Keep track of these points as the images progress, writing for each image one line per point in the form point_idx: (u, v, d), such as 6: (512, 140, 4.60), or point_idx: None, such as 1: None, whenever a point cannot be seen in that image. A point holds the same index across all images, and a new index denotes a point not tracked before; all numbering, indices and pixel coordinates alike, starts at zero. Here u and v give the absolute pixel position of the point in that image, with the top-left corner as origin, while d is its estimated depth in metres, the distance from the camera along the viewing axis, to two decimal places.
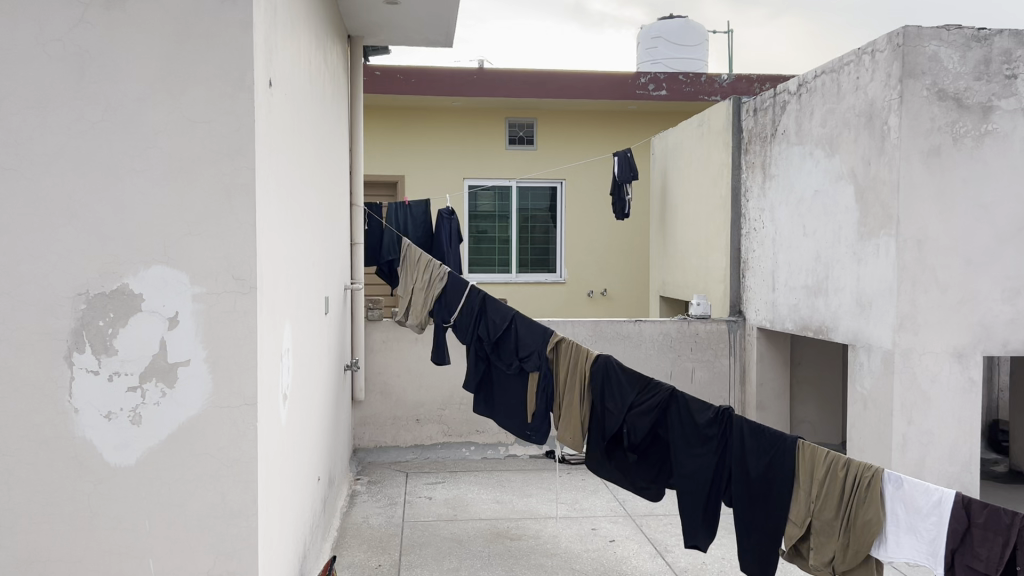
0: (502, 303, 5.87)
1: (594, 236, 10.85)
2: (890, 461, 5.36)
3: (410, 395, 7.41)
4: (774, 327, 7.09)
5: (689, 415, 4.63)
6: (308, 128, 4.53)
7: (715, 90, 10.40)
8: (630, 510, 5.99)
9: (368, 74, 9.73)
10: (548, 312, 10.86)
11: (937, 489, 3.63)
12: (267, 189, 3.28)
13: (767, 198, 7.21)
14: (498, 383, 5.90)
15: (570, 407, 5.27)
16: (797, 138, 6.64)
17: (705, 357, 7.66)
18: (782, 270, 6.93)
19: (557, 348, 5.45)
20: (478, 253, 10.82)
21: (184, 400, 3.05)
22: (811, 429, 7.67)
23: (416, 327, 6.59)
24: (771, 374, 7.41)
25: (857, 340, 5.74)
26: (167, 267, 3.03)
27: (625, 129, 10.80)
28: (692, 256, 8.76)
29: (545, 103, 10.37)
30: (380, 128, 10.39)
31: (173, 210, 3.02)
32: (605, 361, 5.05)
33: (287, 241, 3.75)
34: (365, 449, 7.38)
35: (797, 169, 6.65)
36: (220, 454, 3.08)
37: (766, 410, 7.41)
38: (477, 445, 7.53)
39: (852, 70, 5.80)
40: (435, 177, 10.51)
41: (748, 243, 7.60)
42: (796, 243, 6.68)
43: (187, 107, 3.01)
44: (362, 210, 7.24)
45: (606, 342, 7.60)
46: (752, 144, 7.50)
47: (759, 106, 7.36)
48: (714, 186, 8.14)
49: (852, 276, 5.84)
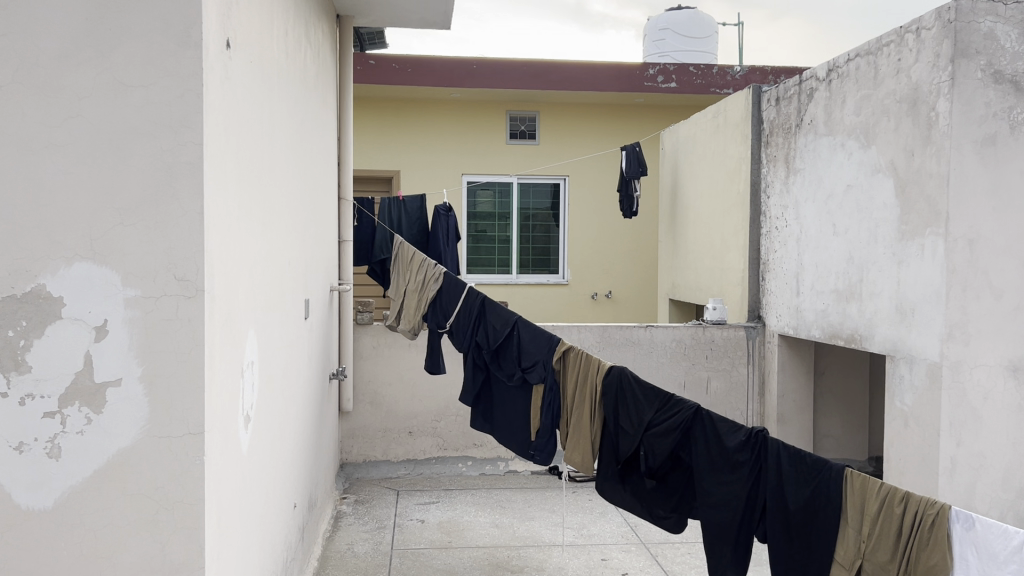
0: (503, 306, 5.30)
1: (599, 236, 10.28)
2: (936, 486, 4.80)
3: (402, 406, 6.85)
4: (798, 334, 6.52)
5: (718, 439, 4.06)
6: (284, 110, 3.97)
7: (728, 82, 9.83)
8: (644, 537, 5.43)
9: (362, 62, 9.16)
10: (550, 317, 10.28)
11: (1019, 532, 3.02)
12: (222, 172, 2.70)
13: (791, 193, 6.65)
14: (500, 394, 5.34)
15: (579, 424, 4.71)
16: (827, 128, 6.08)
17: (722, 366, 7.10)
18: (808, 273, 6.36)
19: (563, 358, 4.86)
20: (477, 253, 10.25)
21: (114, 427, 2.48)
22: (835, 444, 7.11)
23: (409, 333, 6.02)
24: (792, 386, 6.87)
25: (897, 351, 5.18)
26: (93, 265, 2.45)
27: (632, 123, 10.23)
28: (705, 257, 8.18)
29: (549, 96, 9.81)
30: (374, 120, 9.82)
31: (102, 195, 2.44)
32: (620, 373, 4.49)
33: (251, 235, 3.17)
34: (353, 463, 6.82)
35: (826, 162, 6.09)
36: (158, 495, 2.50)
37: (787, 424, 6.86)
38: (475, 460, 6.95)
39: (893, 51, 5.23)
40: (432, 172, 9.94)
41: (769, 243, 7.03)
42: (825, 243, 6.12)
43: (118, 67, 2.44)
44: (351, 205, 6.69)
45: (614, 350, 7.04)
46: (774, 135, 6.93)
47: (782, 94, 6.79)
48: (731, 181, 7.57)
49: (890, 279, 5.27)
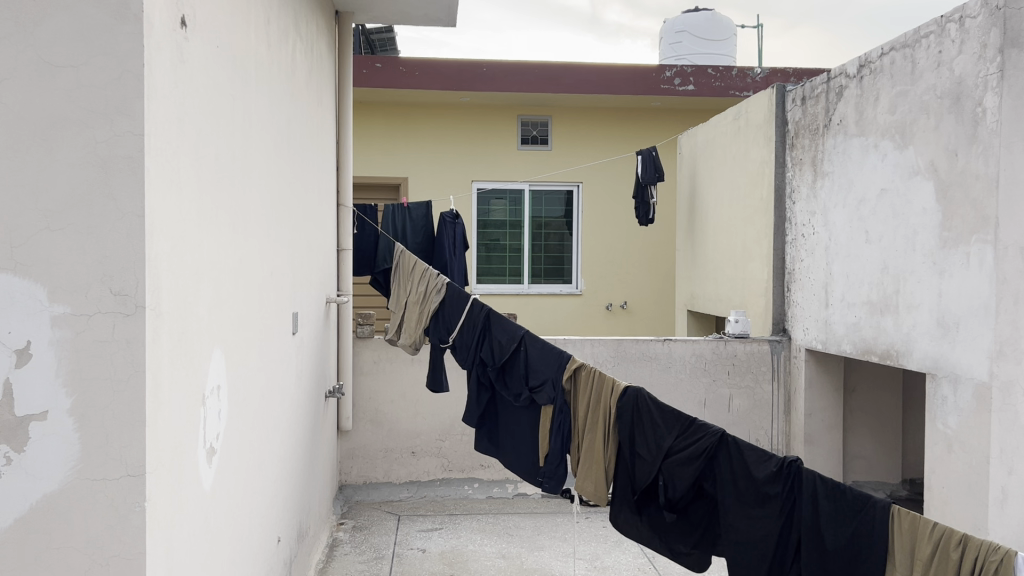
0: (510, 320, 4.91)
1: (614, 245, 9.87)
2: (986, 520, 4.35)
3: (405, 424, 6.47)
4: (828, 349, 6.10)
5: (746, 470, 3.66)
6: (264, 109, 3.60)
7: (747, 85, 9.44)
8: (662, 571, 5.01)
9: (368, 66, 8.81)
10: (563, 329, 9.86)
11: None
12: (174, 170, 2.34)
13: (819, 198, 6.23)
14: (506, 414, 4.95)
15: (591, 449, 4.30)
16: (859, 129, 5.66)
17: (745, 383, 6.68)
18: (838, 284, 5.94)
19: (573, 377, 4.46)
20: (488, 262, 9.86)
21: (40, 468, 2.10)
22: (866, 466, 6.67)
23: (410, 348, 5.64)
24: (820, 404, 6.44)
25: (939, 368, 4.75)
26: (13, 278, 2.08)
27: (648, 127, 9.84)
28: (725, 266, 7.76)
29: (562, 100, 9.44)
30: (380, 126, 9.49)
31: (25, 193, 2.07)
32: (636, 395, 4.09)
33: (217, 242, 2.80)
34: (353, 485, 6.44)
35: (858, 165, 5.68)
36: (90, 548, 2.12)
37: (815, 445, 6.44)
38: (482, 482, 6.55)
39: (933, 42, 4.82)
40: (441, 179, 9.58)
41: (794, 251, 6.61)
42: (856, 252, 5.70)
43: (44, 45, 2.07)
44: (351, 212, 6.33)
45: (630, 365, 6.63)
46: (800, 137, 6.52)
47: (809, 93, 6.38)
48: (753, 186, 7.15)
49: (931, 291, 4.84)
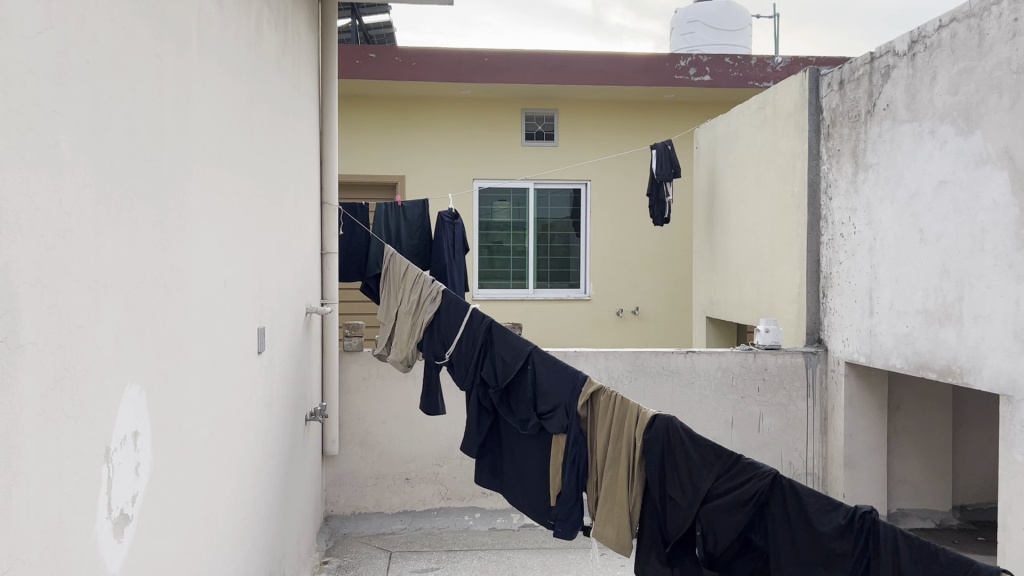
0: (516, 333, 4.25)
1: (625, 246, 9.18)
2: None
3: (398, 447, 5.80)
4: (874, 362, 5.42)
5: (807, 520, 3.02)
6: (215, 82, 2.93)
7: (768, 75, 8.75)
8: None
9: (362, 56, 8.16)
10: (572, 337, 9.17)
11: None
12: (44, 144, 1.67)
13: (861, 193, 5.56)
14: (511, 442, 4.28)
15: (612, 488, 3.62)
16: (910, 113, 4.98)
17: (776, 400, 6.04)
18: (885, 290, 5.27)
19: (590, 402, 3.79)
20: (490, 266, 9.18)
21: None
22: (912, 492, 5.98)
23: (403, 365, 4.96)
24: (861, 424, 5.76)
25: (1017, 389, 4.07)
26: None
27: (661, 121, 9.17)
28: (750, 269, 7.08)
29: (569, 92, 8.77)
30: (375, 121, 8.83)
31: None
32: (667, 425, 3.42)
33: (129, 243, 2.13)
34: (339, 516, 5.78)
35: (909, 154, 4.99)
36: None
37: (856, 469, 5.75)
38: (483, 512, 5.87)
39: (1007, 9, 4.14)
40: (440, 177, 8.92)
41: (831, 253, 5.93)
42: (907, 253, 5.02)
43: None
44: (336, 211, 5.66)
45: (648, 380, 5.99)
46: (837, 125, 5.84)
47: (848, 75, 5.70)
48: (783, 180, 6.47)
49: (1006, 298, 4.17)
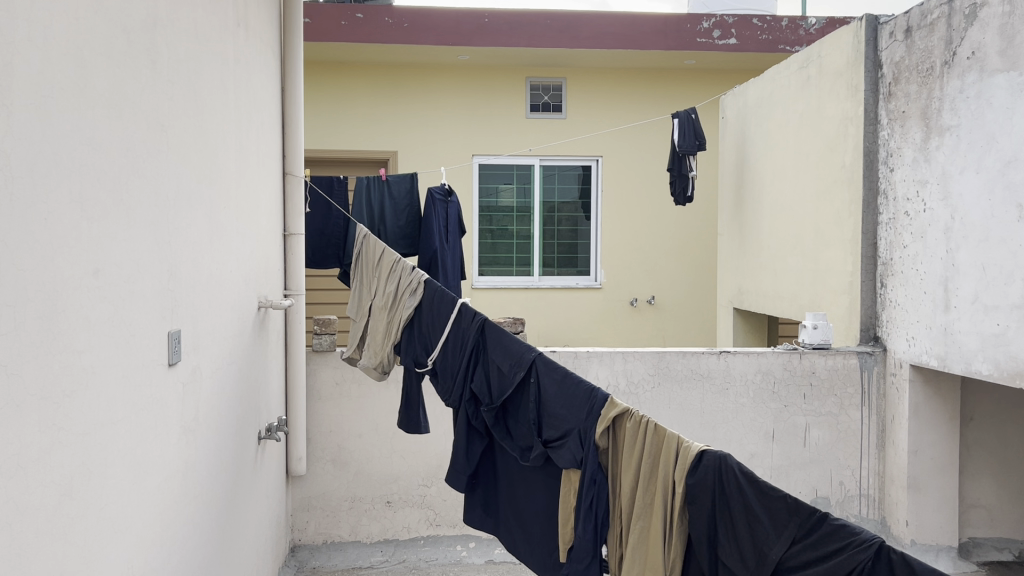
0: (514, 336, 3.32)
1: (640, 229, 8.24)
2: None
3: (377, 466, 4.90)
4: (949, 365, 4.49)
5: None
6: None
7: (801, 38, 7.76)
8: None
9: (348, 16, 7.17)
10: (581, 330, 8.24)
11: None
12: None
13: (933, 163, 4.60)
14: (511, 473, 3.36)
15: (644, 547, 2.69)
16: (1006, 61, 4.03)
17: (826, 409, 5.11)
18: (967, 280, 4.34)
19: (611, 429, 2.85)
20: (492, 251, 8.22)
21: None
22: (986, 518, 5.06)
23: (377, 372, 3.99)
24: (929, 438, 4.82)
25: None
26: None
27: (680, 90, 8.21)
28: (787, 256, 6.12)
29: (577, 57, 7.80)
30: (364, 90, 7.86)
31: None
32: (721, 468, 2.48)
33: None
34: (309, 546, 4.88)
35: (1006, 111, 4.03)
36: None
37: (922, 492, 4.82)
38: (479, 542, 4.96)
39: None
40: (435, 152, 7.96)
41: (893, 235, 4.98)
42: (1000, 234, 4.07)
43: None
44: (301, 185, 4.72)
45: (673, 386, 5.07)
46: (900, 83, 4.87)
47: (918, 20, 4.72)
48: (829, 151, 5.50)
49: None
